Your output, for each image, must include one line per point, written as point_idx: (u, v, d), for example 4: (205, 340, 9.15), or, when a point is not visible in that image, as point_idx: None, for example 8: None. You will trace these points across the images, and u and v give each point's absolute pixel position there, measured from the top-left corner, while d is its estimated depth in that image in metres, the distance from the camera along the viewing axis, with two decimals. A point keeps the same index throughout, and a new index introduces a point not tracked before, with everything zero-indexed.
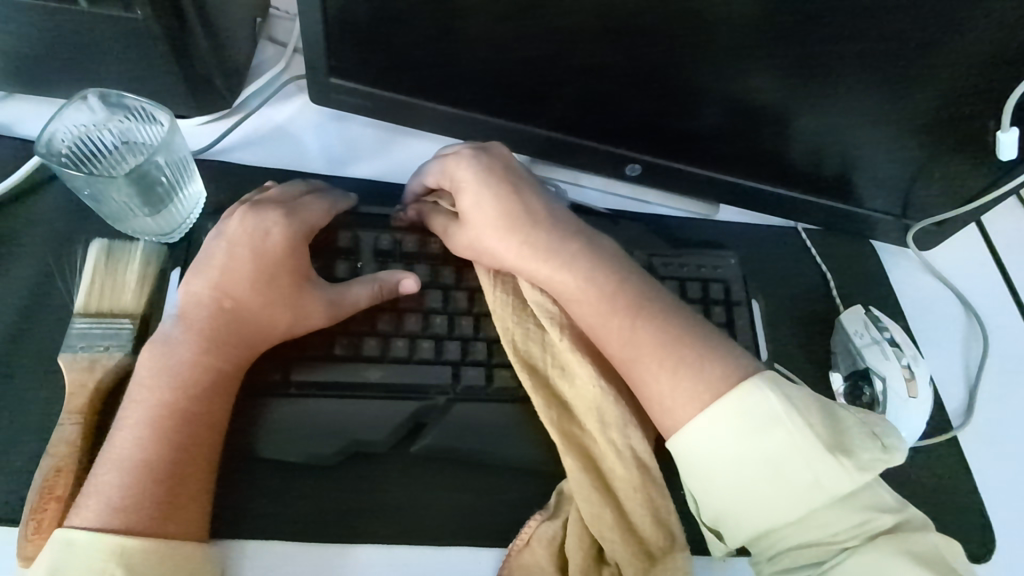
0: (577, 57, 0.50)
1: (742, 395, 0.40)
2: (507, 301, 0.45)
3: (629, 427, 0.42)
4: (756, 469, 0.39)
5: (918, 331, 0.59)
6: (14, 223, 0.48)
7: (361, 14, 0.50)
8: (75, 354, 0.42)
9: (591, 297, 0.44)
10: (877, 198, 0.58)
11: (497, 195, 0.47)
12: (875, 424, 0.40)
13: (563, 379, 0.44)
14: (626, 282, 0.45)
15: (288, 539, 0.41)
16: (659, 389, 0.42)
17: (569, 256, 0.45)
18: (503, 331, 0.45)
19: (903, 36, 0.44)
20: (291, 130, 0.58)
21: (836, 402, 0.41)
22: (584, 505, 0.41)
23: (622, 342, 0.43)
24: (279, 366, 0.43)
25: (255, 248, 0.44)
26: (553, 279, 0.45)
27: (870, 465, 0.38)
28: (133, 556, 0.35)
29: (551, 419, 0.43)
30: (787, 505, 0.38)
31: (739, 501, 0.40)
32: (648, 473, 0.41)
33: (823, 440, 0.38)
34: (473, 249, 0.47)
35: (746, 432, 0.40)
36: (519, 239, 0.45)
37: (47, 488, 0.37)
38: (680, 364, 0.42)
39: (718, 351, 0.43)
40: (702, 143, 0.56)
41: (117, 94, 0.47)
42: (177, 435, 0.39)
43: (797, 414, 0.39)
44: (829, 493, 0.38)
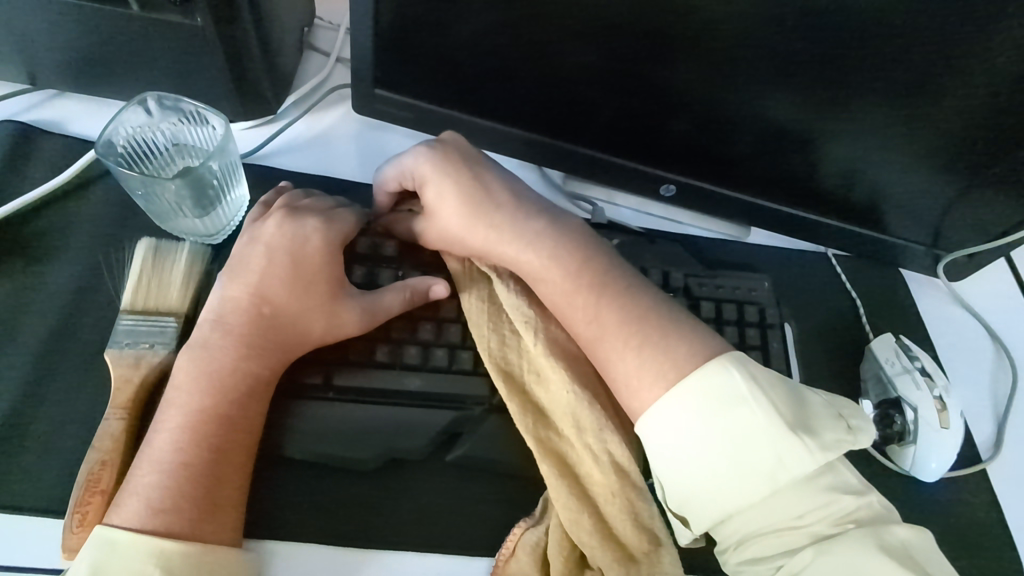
0: (620, 77, 0.51)
1: (702, 374, 0.41)
2: (482, 308, 0.46)
3: (605, 431, 0.42)
4: (720, 453, 0.39)
5: (947, 361, 0.59)
6: (64, 220, 0.49)
7: (410, 30, 0.51)
8: (121, 350, 0.42)
9: (556, 276, 0.45)
10: (910, 227, 0.58)
11: (457, 185, 0.47)
12: (843, 408, 0.42)
13: (539, 385, 0.44)
14: (590, 258, 0.46)
15: (319, 543, 0.41)
16: (625, 369, 0.42)
17: (535, 233, 0.46)
18: (479, 340, 0.45)
19: (945, 71, 0.45)
20: (331, 137, 0.59)
21: (803, 386, 0.42)
22: (562, 512, 0.41)
23: (587, 319, 0.44)
24: (320, 370, 0.44)
25: (293, 252, 0.45)
26: (520, 260, 0.46)
27: (831, 444, 0.39)
28: (171, 559, 0.35)
29: (526, 425, 0.43)
30: (755, 490, 0.39)
31: (701, 483, 0.39)
32: (627, 478, 0.41)
33: (784, 420, 0.39)
34: (445, 241, 0.48)
35: (709, 414, 0.40)
36: (486, 224, 0.46)
37: (92, 482, 0.38)
38: (642, 344, 0.42)
39: (682, 330, 0.43)
40: (737, 166, 0.56)
41: (174, 98, 0.49)
42: (215, 439, 0.39)
43: (761, 397, 0.40)
44: (794, 474, 0.38)
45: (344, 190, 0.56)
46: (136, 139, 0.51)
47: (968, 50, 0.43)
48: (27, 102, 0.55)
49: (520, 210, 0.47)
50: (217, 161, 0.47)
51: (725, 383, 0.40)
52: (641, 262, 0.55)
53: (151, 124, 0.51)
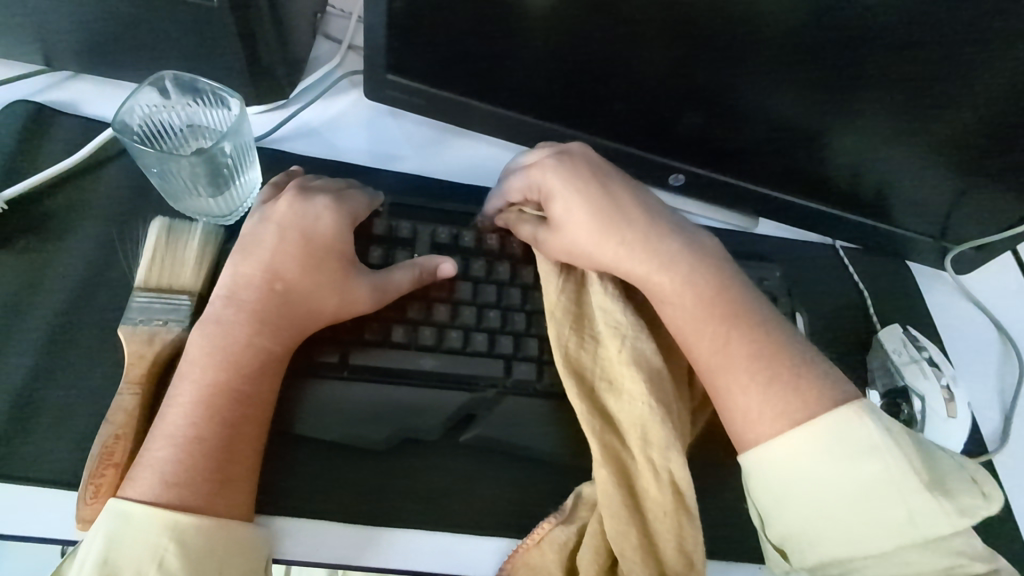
0: (632, 65, 0.51)
1: (838, 421, 0.41)
2: (568, 309, 0.46)
3: (671, 450, 0.41)
4: (840, 493, 0.40)
5: (954, 353, 0.59)
6: (76, 199, 0.49)
7: (423, 16, 0.51)
8: (135, 326, 0.42)
9: (686, 301, 0.45)
10: (919, 220, 0.58)
11: (588, 200, 0.47)
12: (976, 472, 0.41)
13: (611, 394, 0.43)
14: (726, 290, 0.46)
15: (333, 521, 0.42)
16: (747, 403, 0.42)
17: (670, 255, 0.46)
18: (555, 339, 0.45)
19: (958, 64, 0.45)
20: (343, 123, 0.59)
21: (935, 445, 0.42)
22: (609, 521, 0.40)
23: (713, 349, 0.44)
24: (336, 349, 0.44)
25: (305, 231, 0.45)
26: (650, 279, 0.46)
27: (970, 510, 0.39)
28: (186, 532, 0.35)
29: (593, 430, 0.42)
30: (871, 535, 0.39)
31: (816, 522, 0.40)
32: (682, 502, 0.41)
33: (921, 478, 0.39)
34: (567, 254, 0.46)
35: (836, 454, 0.40)
36: (616, 241, 0.46)
37: (106, 454, 0.38)
38: (772, 380, 0.43)
39: (815, 374, 0.43)
40: (748, 156, 0.56)
41: (191, 79, 0.49)
42: (228, 414, 0.39)
43: (897, 448, 0.40)
44: (922, 532, 0.38)
45: (356, 175, 0.56)
46: (151, 120, 0.51)
47: (982, 40, 0.43)
48: (40, 84, 0.56)
49: (651, 231, 0.47)
50: (231, 142, 0.47)
51: (861, 431, 0.40)
52: None
53: (165, 105, 0.51)
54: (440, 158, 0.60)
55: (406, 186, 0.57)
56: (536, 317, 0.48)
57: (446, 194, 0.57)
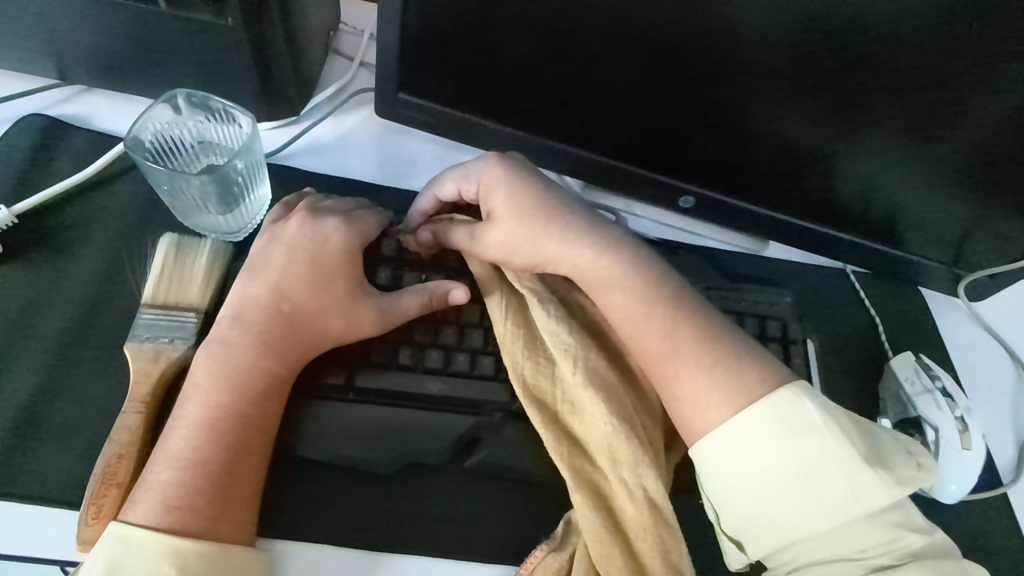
0: (643, 87, 0.51)
1: (778, 399, 0.41)
2: (518, 333, 0.45)
3: (641, 466, 0.41)
4: (790, 480, 0.40)
5: (966, 382, 0.58)
6: (87, 214, 0.49)
7: (436, 35, 0.51)
8: (140, 344, 0.42)
9: (625, 288, 0.45)
10: (933, 247, 0.58)
11: (518, 191, 0.47)
12: (909, 446, 0.42)
13: (573, 416, 0.43)
14: (661, 276, 0.46)
15: (335, 545, 0.41)
16: (693, 389, 0.42)
17: (607, 242, 0.46)
18: (512, 365, 0.44)
19: (972, 92, 0.45)
20: (352, 141, 0.59)
21: (870, 421, 0.43)
22: (592, 546, 0.40)
23: (660, 335, 0.44)
24: (341, 371, 0.44)
25: (313, 252, 0.45)
26: (590, 266, 0.45)
27: (908, 480, 0.39)
28: (188, 557, 0.35)
29: (560, 454, 0.42)
30: (821, 519, 0.39)
31: (766, 506, 0.40)
32: (661, 515, 0.40)
33: (860, 453, 0.40)
34: (505, 247, 0.46)
35: (780, 440, 0.40)
36: (550, 227, 0.46)
37: (108, 475, 0.38)
38: (716, 365, 0.43)
39: (754, 354, 0.44)
40: (758, 180, 0.56)
41: (203, 96, 0.49)
42: (231, 437, 0.39)
43: (836, 426, 0.40)
44: (865, 506, 0.39)
45: (364, 193, 0.56)
46: (162, 136, 0.51)
47: (996, 67, 0.43)
48: (53, 97, 0.56)
49: (585, 219, 0.47)
50: (242, 160, 0.47)
51: (802, 412, 0.40)
52: None
53: (177, 121, 0.51)
54: None
55: (414, 204, 0.57)
56: None
57: None
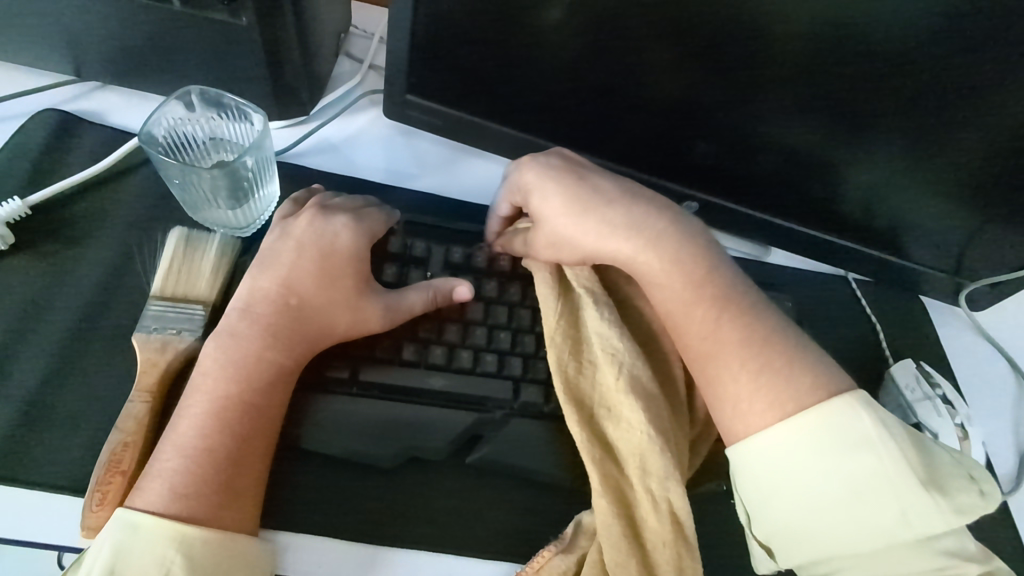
0: (648, 93, 0.52)
1: (828, 412, 0.40)
2: (569, 328, 0.45)
3: (669, 480, 0.40)
4: (832, 491, 0.39)
5: (967, 390, 0.58)
6: (98, 207, 0.50)
7: (444, 38, 0.52)
8: (149, 334, 0.43)
9: (675, 284, 0.45)
10: (934, 256, 0.58)
11: (566, 189, 0.48)
12: (970, 468, 0.40)
13: (609, 421, 0.43)
14: (713, 275, 0.46)
15: (338, 538, 0.41)
16: (736, 390, 0.42)
17: (656, 234, 0.46)
18: (554, 364, 0.44)
19: (972, 102, 0.45)
20: (360, 141, 0.60)
21: (929, 438, 0.42)
22: (607, 549, 0.40)
23: (704, 334, 0.44)
24: (346, 365, 0.44)
25: (321, 248, 0.45)
26: (637, 259, 0.46)
27: (966, 509, 0.38)
28: (193, 545, 0.35)
29: (593, 458, 0.42)
30: (862, 538, 0.38)
31: (804, 521, 0.39)
32: (681, 531, 0.40)
33: (916, 475, 0.38)
34: (552, 243, 0.47)
35: (829, 450, 0.39)
36: (599, 218, 0.46)
37: (114, 462, 0.38)
38: (762, 367, 0.43)
39: (806, 359, 0.43)
40: (761, 187, 0.57)
41: (216, 94, 0.50)
42: (238, 427, 0.39)
43: (892, 443, 0.39)
44: (916, 532, 0.37)
45: (372, 192, 0.57)
46: (175, 132, 0.52)
47: (997, 77, 0.44)
48: (68, 93, 0.57)
49: (635, 212, 0.47)
50: (252, 156, 0.48)
51: (854, 425, 0.40)
52: None
53: (190, 118, 0.52)
54: (455, 177, 0.60)
55: (420, 204, 0.57)
56: (523, 337, 0.47)
57: (460, 213, 0.58)
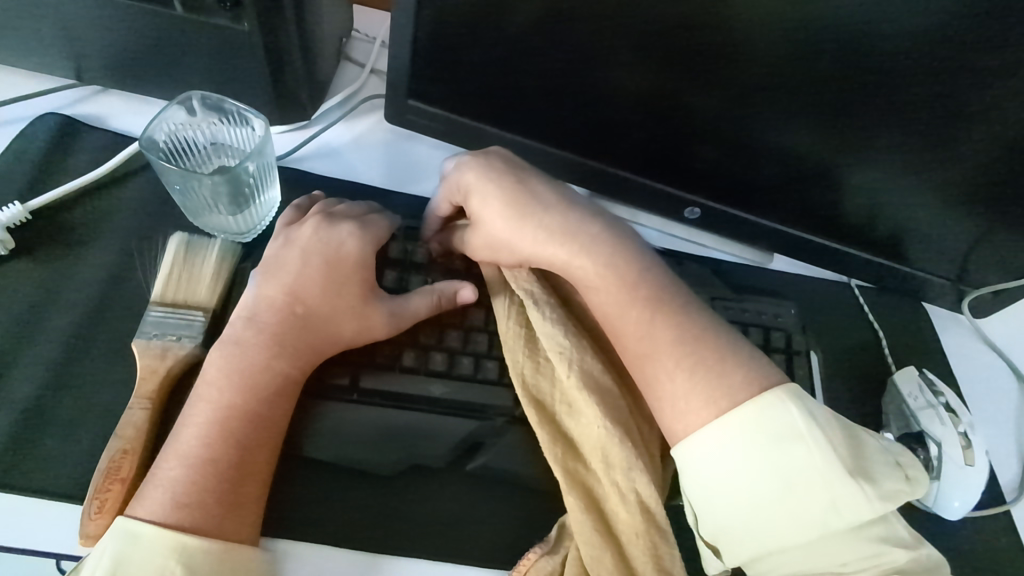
0: (650, 98, 0.51)
1: (759, 407, 0.40)
2: (519, 331, 0.45)
3: (634, 470, 0.40)
4: (768, 486, 0.39)
5: (971, 398, 0.58)
6: (99, 212, 0.50)
7: (447, 43, 0.52)
8: (149, 341, 0.42)
9: (609, 286, 0.45)
10: (937, 263, 0.58)
11: (504, 191, 0.47)
12: (898, 454, 0.41)
13: (570, 417, 0.43)
14: (644, 274, 0.46)
15: (337, 546, 0.41)
16: (673, 390, 0.42)
17: (590, 239, 0.46)
18: (512, 364, 0.44)
19: (976, 108, 0.45)
20: (361, 145, 0.60)
21: (857, 427, 0.42)
22: (583, 547, 0.40)
23: (639, 335, 0.43)
24: (348, 372, 0.44)
25: (328, 256, 0.45)
26: (572, 265, 0.45)
27: (891, 494, 0.38)
28: (194, 554, 0.35)
29: (554, 456, 0.42)
30: (800, 531, 0.38)
31: (747, 519, 0.39)
32: (653, 519, 0.40)
33: (843, 464, 0.38)
34: (491, 247, 0.47)
35: (761, 445, 0.39)
36: (533, 221, 0.46)
37: (113, 470, 0.38)
38: (695, 366, 0.42)
39: (740, 357, 0.43)
40: (763, 193, 0.56)
41: (218, 99, 0.50)
42: (241, 435, 0.39)
43: (819, 433, 0.39)
44: (846, 520, 0.38)
45: (372, 197, 0.57)
46: (176, 137, 0.52)
47: (999, 84, 0.43)
48: (69, 97, 0.57)
49: (571, 217, 0.46)
50: (254, 162, 0.48)
51: (785, 418, 0.40)
52: None
53: (191, 123, 0.52)
54: None
55: (421, 209, 0.57)
56: None
57: None
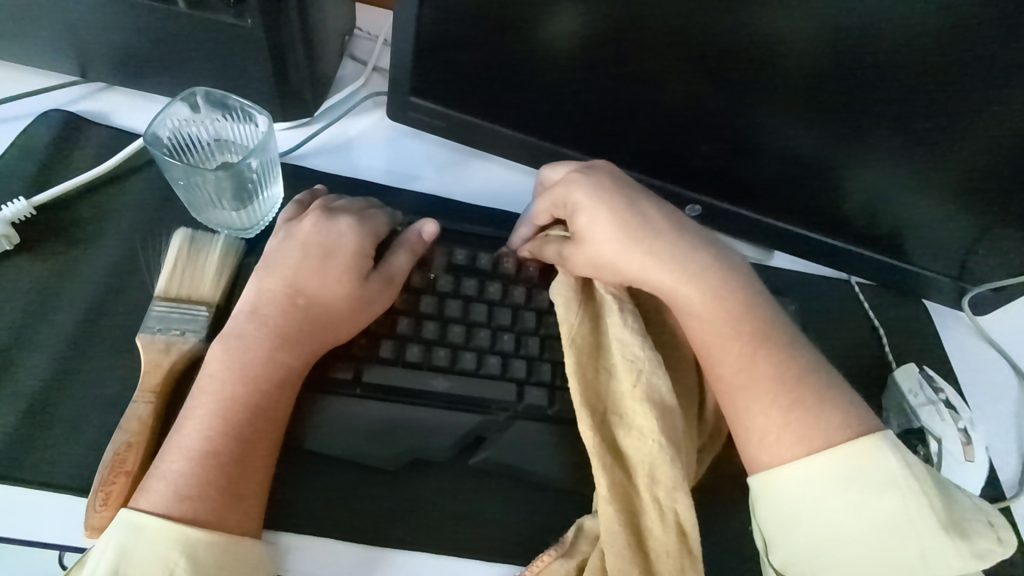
0: (653, 95, 0.52)
1: (857, 449, 0.41)
2: (592, 345, 0.45)
3: (679, 490, 0.40)
4: (854, 524, 0.40)
5: (971, 395, 0.58)
6: (103, 208, 0.50)
7: (448, 40, 0.52)
8: (153, 335, 0.43)
9: (714, 317, 0.45)
10: (937, 260, 0.58)
11: (615, 213, 0.46)
12: (991, 512, 0.41)
13: (620, 426, 0.43)
14: (754, 310, 0.46)
15: (339, 538, 0.41)
16: (765, 422, 0.43)
17: (699, 269, 0.46)
18: (574, 368, 0.44)
19: (977, 106, 0.45)
20: (364, 142, 0.60)
21: (950, 479, 0.42)
22: (610, 557, 0.40)
23: (738, 367, 0.44)
24: (350, 367, 0.44)
25: (325, 247, 0.46)
26: (677, 290, 0.45)
27: (980, 555, 0.38)
28: (198, 546, 0.36)
29: (603, 465, 0.41)
30: (878, 572, 0.39)
31: (826, 553, 0.40)
32: (686, 543, 0.40)
33: (938, 519, 0.39)
34: (593, 266, 0.46)
35: (854, 486, 0.40)
36: (644, 249, 0.45)
37: (117, 462, 0.38)
38: (793, 405, 0.43)
39: (840, 400, 0.44)
40: (764, 190, 0.57)
41: (221, 96, 0.50)
42: (242, 428, 0.39)
43: (916, 484, 0.40)
44: (930, 573, 0.38)
45: (374, 194, 0.57)
46: (180, 133, 0.52)
47: (1001, 80, 0.44)
48: (73, 94, 0.57)
49: (681, 245, 0.46)
50: (257, 158, 0.48)
51: (881, 463, 0.40)
52: None
53: (194, 119, 0.52)
54: (459, 179, 0.60)
55: (424, 206, 0.57)
56: (526, 339, 0.47)
57: (462, 216, 0.58)
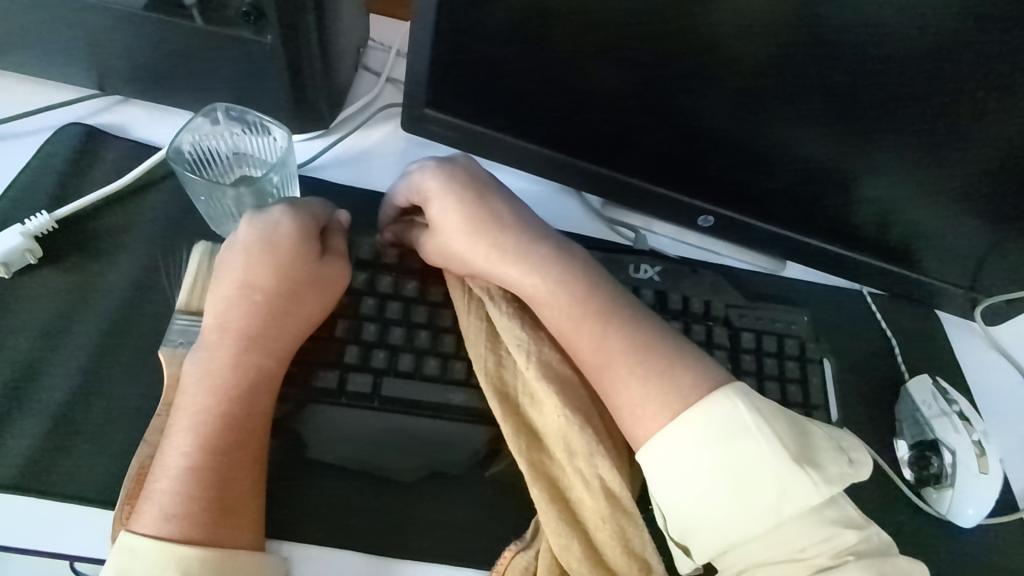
0: (666, 108, 0.52)
1: (709, 406, 0.41)
2: (480, 326, 0.46)
3: (595, 456, 0.42)
4: (723, 483, 0.40)
5: (984, 406, 0.58)
6: (124, 221, 0.51)
7: (465, 54, 0.52)
8: (175, 349, 0.43)
9: (561, 299, 0.45)
10: (953, 271, 0.58)
11: (463, 203, 0.49)
12: (842, 441, 0.43)
13: (532, 408, 0.44)
14: (596, 289, 0.46)
15: (356, 550, 0.42)
16: (630, 397, 0.43)
17: (540, 258, 0.47)
18: (475, 358, 0.45)
19: (989, 119, 0.46)
20: (378, 154, 0.61)
21: (803, 418, 0.43)
22: (551, 537, 0.41)
23: (594, 346, 0.44)
24: (369, 380, 0.45)
25: (267, 239, 0.45)
26: (523, 283, 0.46)
27: (835, 478, 0.40)
28: (191, 565, 0.36)
29: (519, 448, 0.43)
30: (757, 523, 0.39)
31: (711, 520, 0.40)
32: (618, 504, 0.41)
33: (789, 454, 0.40)
34: (446, 255, 0.48)
35: (715, 443, 0.40)
36: (488, 242, 0.47)
37: (143, 475, 0.39)
38: (648, 372, 0.43)
39: (685, 359, 0.44)
40: (775, 201, 0.57)
41: (241, 110, 0.52)
42: (218, 442, 0.39)
43: (765, 426, 0.40)
44: (796, 505, 0.39)
45: None
46: (199, 147, 0.53)
47: (1013, 89, 0.44)
48: (93, 107, 0.58)
49: (524, 233, 0.48)
50: (277, 174, 0.49)
51: (731, 415, 0.41)
52: (677, 292, 0.56)
53: (213, 133, 0.53)
54: None
55: None
56: None
57: None
